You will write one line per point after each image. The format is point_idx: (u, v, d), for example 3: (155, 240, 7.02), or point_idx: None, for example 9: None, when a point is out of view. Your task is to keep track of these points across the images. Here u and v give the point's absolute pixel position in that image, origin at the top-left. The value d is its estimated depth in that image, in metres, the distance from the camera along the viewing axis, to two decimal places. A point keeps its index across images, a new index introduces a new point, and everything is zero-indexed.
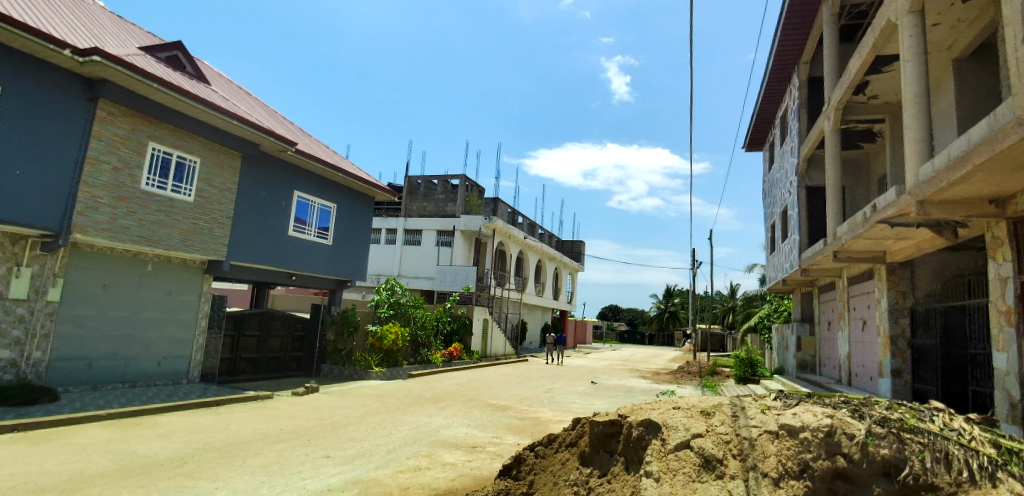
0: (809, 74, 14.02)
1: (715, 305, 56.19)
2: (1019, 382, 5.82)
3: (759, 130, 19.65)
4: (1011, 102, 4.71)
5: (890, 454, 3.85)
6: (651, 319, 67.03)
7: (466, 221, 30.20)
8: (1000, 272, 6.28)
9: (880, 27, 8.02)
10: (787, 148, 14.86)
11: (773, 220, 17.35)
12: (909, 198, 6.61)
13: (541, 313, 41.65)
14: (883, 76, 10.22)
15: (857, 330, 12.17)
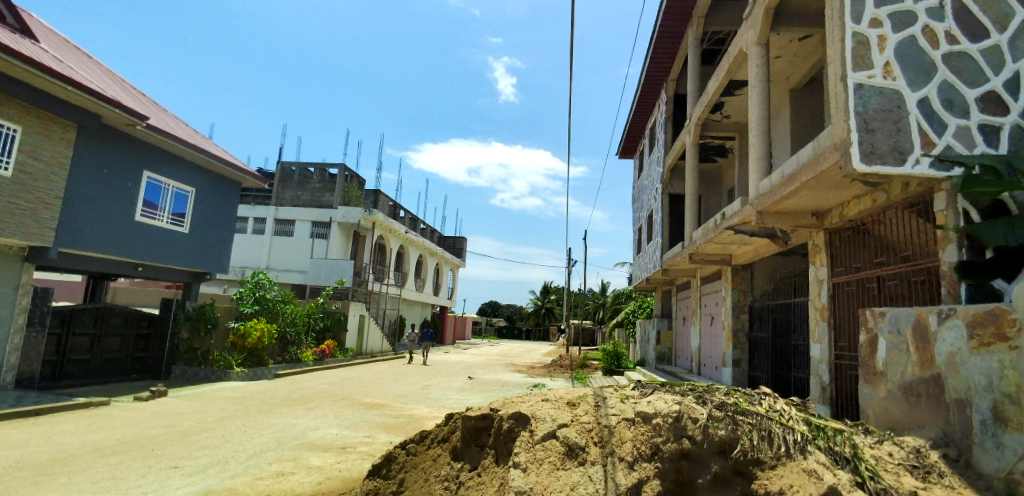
0: (675, 91, 15.35)
1: (588, 301, 59.51)
2: (828, 368, 6.83)
3: (632, 139, 21.17)
4: (830, 131, 5.52)
5: (726, 434, 4.32)
6: (528, 315, 69.21)
7: (344, 211, 29.06)
8: (818, 275, 7.33)
9: (734, 54, 8.98)
10: (655, 158, 16.14)
11: (640, 223, 18.75)
12: (751, 209, 7.50)
13: (420, 310, 41.11)
14: (736, 98, 11.51)
15: (706, 325, 13.59)
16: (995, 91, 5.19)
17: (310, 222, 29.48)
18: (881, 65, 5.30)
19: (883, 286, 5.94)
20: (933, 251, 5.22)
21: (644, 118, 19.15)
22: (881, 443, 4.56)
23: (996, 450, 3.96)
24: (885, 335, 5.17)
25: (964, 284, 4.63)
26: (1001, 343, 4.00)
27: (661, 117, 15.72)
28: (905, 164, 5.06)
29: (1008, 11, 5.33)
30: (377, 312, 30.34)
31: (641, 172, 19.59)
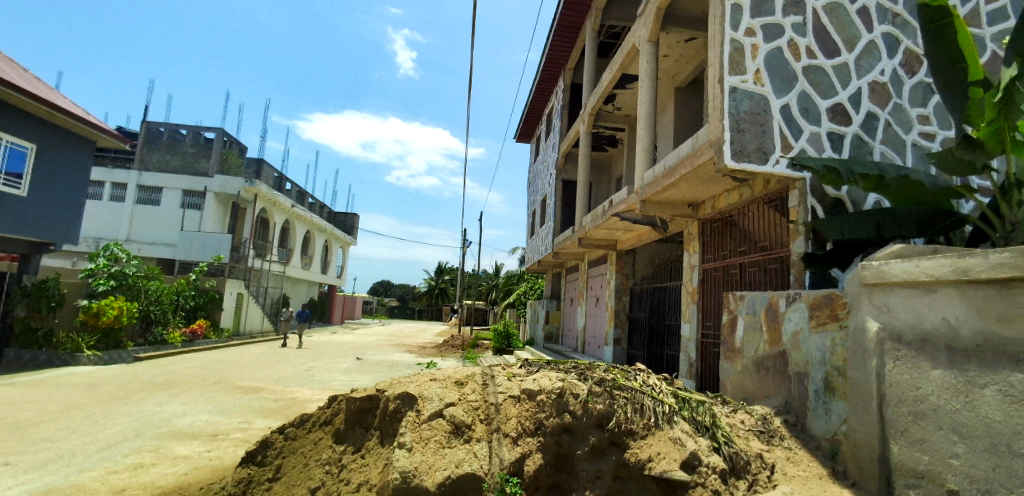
0: (572, 80, 15.83)
1: (480, 282, 60.35)
2: (695, 345, 7.54)
3: (529, 123, 21.58)
4: (707, 129, 6.00)
5: (603, 408, 4.60)
6: (422, 296, 68.59)
7: (221, 181, 26.40)
8: (691, 261, 8.00)
9: (627, 49, 9.41)
10: (550, 143, 16.59)
11: (534, 207, 19.24)
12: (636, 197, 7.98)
13: (307, 289, 39.10)
14: (627, 92, 12.12)
15: (591, 306, 14.40)
16: (841, 104, 5.94)
17: (182, 191, 26.69)
18: (752, 71, 5.83)
19: (744, 272, 6.63)
20: (785, 242, 5.89)
21: (542, 104, 19.56)
22: (735, 412, 5.11)
23: (825, 415, 4.61)
24: (744, 316, 5.78)
25: (810, 271, 5.30)
26: (833, 323, 4.62)
27: (558, 104, 16.14)
28: (767, 163, 5.64)
29: (856, 34, 6.11)
30: (257, 291, 28.43)
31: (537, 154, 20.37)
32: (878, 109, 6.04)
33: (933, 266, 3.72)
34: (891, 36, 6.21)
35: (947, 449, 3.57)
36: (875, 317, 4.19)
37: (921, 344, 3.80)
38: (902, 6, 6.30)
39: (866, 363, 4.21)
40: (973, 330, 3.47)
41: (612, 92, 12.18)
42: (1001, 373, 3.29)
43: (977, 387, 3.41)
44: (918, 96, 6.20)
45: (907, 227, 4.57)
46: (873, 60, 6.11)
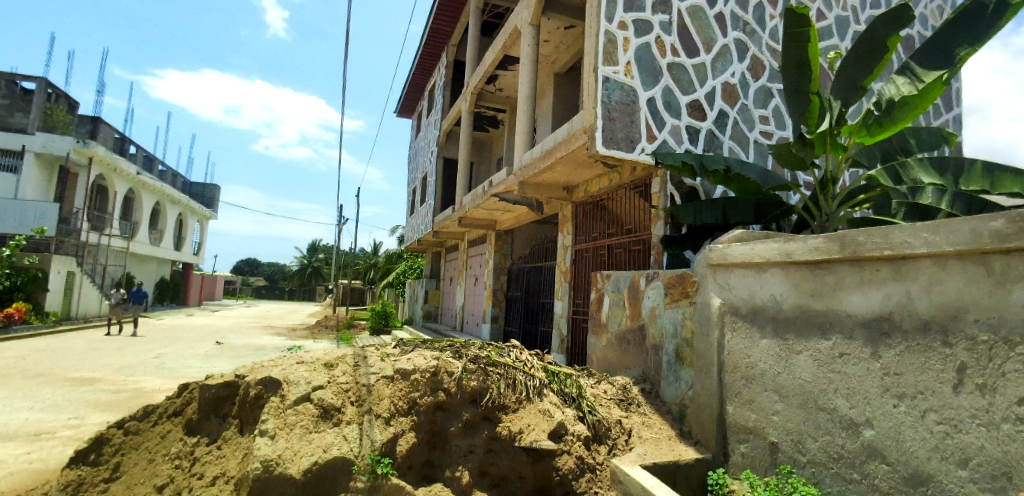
0: (455, 56, 15.65)
1: (358, 261, 58.43)
2: (566, 321, 7.96)
3: (410, 98, 21.08)
4: (582, 115, 6.24)
5: (477, 385, 4.69)
6: (294, 275, 64.72)
7: (45, 139, 22.65)
8: (564, 242, 8.38)
9: (509, 30, 9.47)
10: (432, 120, 16.33)
11: (415, 184, 18.94)
12: (514, 179, 8.15)
13: (156, 267, 35.20)
14: (508, 74, 12.24)
15: (470, 285, 14.61)
16: (697, 101, 6.51)
17: None
18: (623, 63, 6.14)
19: (612, 253, 7.08)
20: (647, 225, 6.37)
21: (424, 79, 19.15)
22: (599, 382, 5.49)
23: (675, 382, 5.10)
24: (610, 293, 6.18)
25: (667, 252, 5.77)
26: (684, 300, 5.10)
27: (440, 81, 15.89)
28: (634, 151, 6.03)
29: (712, 37, 6.70)
30: (93, 268, 24.83)
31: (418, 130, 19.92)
32: (728, 108, 6.71)
33: (765, 249, 4.22)
34: (741, 42, 6.89)
35: (770, 407, 4.12)
36: (718, 293, 4.69)
37: (752, 317, 4.34)
38: (751, 15, 7.00)
39: (708, 334, 4.71)
40: (793, 303, 4.02)
41: (494, 72, 12.21)
42: (812, 341, 3.87)
43: (794, 353, 3.98)
44: (760, 98, 6.98)
45: (747, 213, 5.23)
46: (726, 63, 6.74)
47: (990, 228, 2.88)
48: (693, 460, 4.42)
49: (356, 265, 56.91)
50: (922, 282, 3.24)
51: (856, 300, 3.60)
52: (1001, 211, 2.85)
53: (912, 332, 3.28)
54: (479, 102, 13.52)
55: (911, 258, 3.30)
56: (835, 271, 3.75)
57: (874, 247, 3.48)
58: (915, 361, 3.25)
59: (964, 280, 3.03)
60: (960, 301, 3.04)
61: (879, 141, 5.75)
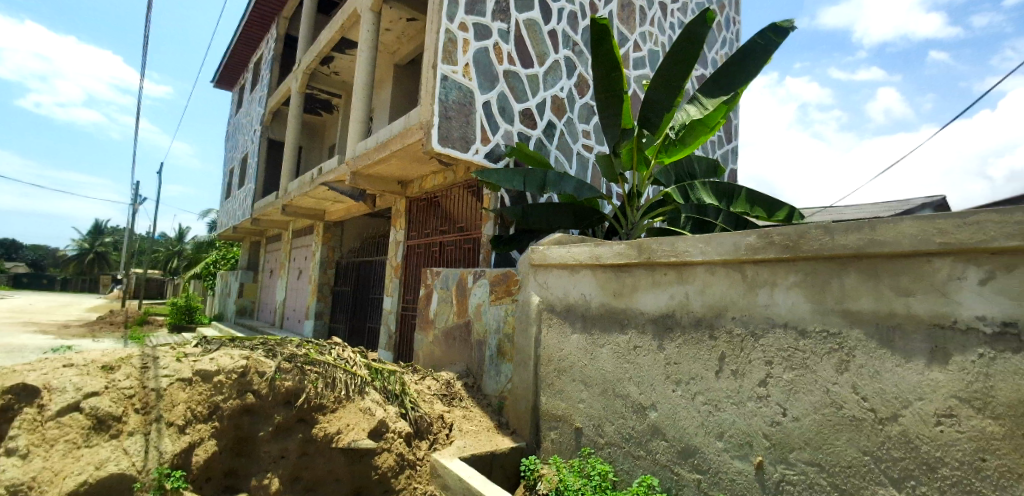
0: (287, 31, 14.47)
1: (160, 247, 50.83)
2: (395, 316, 7.85)
3: (231, 69, 18.97)
4: (419, 110, 6.20)
5: (292, 385, 4.38)
6: (73, 262, 54.04)
7: None
8: (396, 237, 8.29)
9: (349, 12, 9.05)
10: (259, 96, 14.91)
11: (232, 165, 17.12)
12: (346, 168, 7.82)
13: None
14: (345, 58, 11.69)
15: (293, 279, 13.72)
16: (529, 110, 6.90)
17: None
18: (461, 64, 6.23)
19: (444, 250, 7.17)
20: (478, 224, 6.57)
21: (248, 50, 17.39)
22: (424, 378, 5.50)
23: (495, 376, 5.34)
24: (438, 290, 6.23)
25: (495, 251, 6.07)
26: (507, 297, 5.36)
27: (268, 55, 14.59)
28: (467, 152, 6.17)
29: (545, 52, 7.14)
30: None
31: (240, 105, 17.94)
32: (556, 120, 7.23)
33: (578, 252, 4.60)
34: (570, 60, 7.46)
35: (577, 396, 4.52)
36: (537, 292, 5.01)
37: (565, 313, 4.71)
38: (580, 37, 7.61)
39: (527, 330, 5.01)
40: (599, 302, 4.45)
41: (330, 54, 11.54)
42: (613, 335, 4.32)
43: (598, 346, 4.41)
44: (584, 114, 7.64)
45: (567, 219, 5.71)
46: (556, 77, 7.25)
47: (746, 242, 3.52)
48: (508, 450, 4.66)
49: (158, 252, 49.41)
50: (697, 285, 3.82)
51: (648, 299, 4.11)
52: (753, 229, 3.50)
53: (688, 327, 3.85)
54: (311, 83, 12.66)
55: (691, 265, 3.86)
56: (633, 274, 4.22)
57: (663, 254, 4.00)
58: (690, 351, 3.81)
59: (727, 284, 3.65)
60: (723, 302, 3.65)
61: (673, 162, 6.61)
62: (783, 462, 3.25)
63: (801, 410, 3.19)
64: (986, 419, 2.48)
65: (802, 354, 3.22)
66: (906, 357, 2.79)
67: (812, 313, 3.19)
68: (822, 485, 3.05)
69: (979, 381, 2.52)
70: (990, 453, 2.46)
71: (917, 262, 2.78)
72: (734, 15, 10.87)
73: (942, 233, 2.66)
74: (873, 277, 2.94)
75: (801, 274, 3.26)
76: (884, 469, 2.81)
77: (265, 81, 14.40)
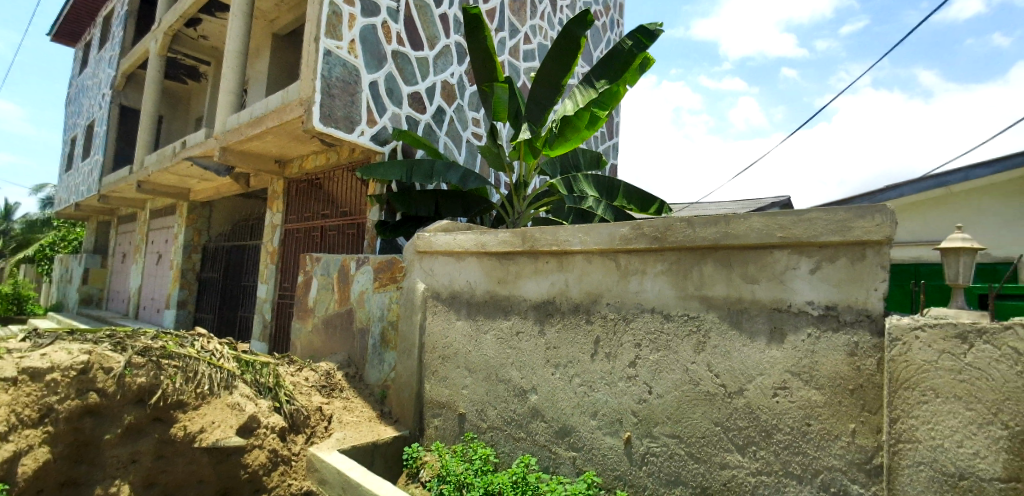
0: None
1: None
2: (271, 306, 7.43)
3: (73, 22, 16.53)
4: (299, 85, 5.83)
5: (146, 381, 3.92)
6: None
7: None
8: (272, 220, 7.82)
9: None
10: (109, 56, 13.17)
11: (75, 134, 15.02)
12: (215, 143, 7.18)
13: None
14: (215, 21, 10.64)
15: (150, 264, 12.41)
16: (418, 93, 6.77)
17: None
18: (347, 40, 5.93)
19: (325, 235, 6.89)
20: (362, 209, 6.38)
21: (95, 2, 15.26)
22: (300, 370, 5.22)
23: (378, 364, 5.22)
24: (318, 277, 5.94)
25: (381, 237, 5.89)
26: (391, 285, 5.24)
27: (120, 10, 12.93)
28: (352, 132, 5.92)
29: (436, 35, 7.03)
30: None
31: (85, 65, 15.67)
32: (446, 105, 7.18)
33: (463, 239, 4.59)
34: (461, 46, 7.43)
35: (460, 382, 4.55)
36: (422, 278, 4.95)
37: (450, 300, 4.71)
38: None
39: (412, 317, 4.95)
40: (483, 289, 4.49)
41: (197, 15, 10.42)
42: (496, 321, 4.39)
43: (482, 332, 4.46)
44: (473, 102, 7.66)
45: (456, 208, 5.84)
46: (447, 63, 7.18)
47: (620, 233, 3.72)
48: (390, 439, 4.60)
49: None
50: (576, 273, 3.98)
51: (531, 287, 4.22)
52: (627, 221, 3.70)
53: (567, 313, 4.01)
54: (174, 46, 11.35)
55: (570, 253, 4.01)
56: (517, 262, 4.31)
57: (545, 243, 4.11)
58: (567, 336, 3.98)
59: (602, 272, 3.85)
60: (598, 288, 3.84)
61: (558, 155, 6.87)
62: (647, 436, 3.51)
63: (664, 387, 3.46)
64: (812, 389, 2.86)
65: (666, 337, 3.48)
66: (751, 337, 3.12)
67: (675, 299, 3.46)
68: (680, 455, 3.34)
69: (807, 357, 2.89)
70: (814, 419, 2.83)
71: (762, 254, 3.11)
72: (618, 17, 11.46)
73: (782, 228, 3.00)
74: (726, 266, 3.25)
75: (667, 263, 3.52)
76: (731, 437, 3.13)
77: (119, 40, 12.69)
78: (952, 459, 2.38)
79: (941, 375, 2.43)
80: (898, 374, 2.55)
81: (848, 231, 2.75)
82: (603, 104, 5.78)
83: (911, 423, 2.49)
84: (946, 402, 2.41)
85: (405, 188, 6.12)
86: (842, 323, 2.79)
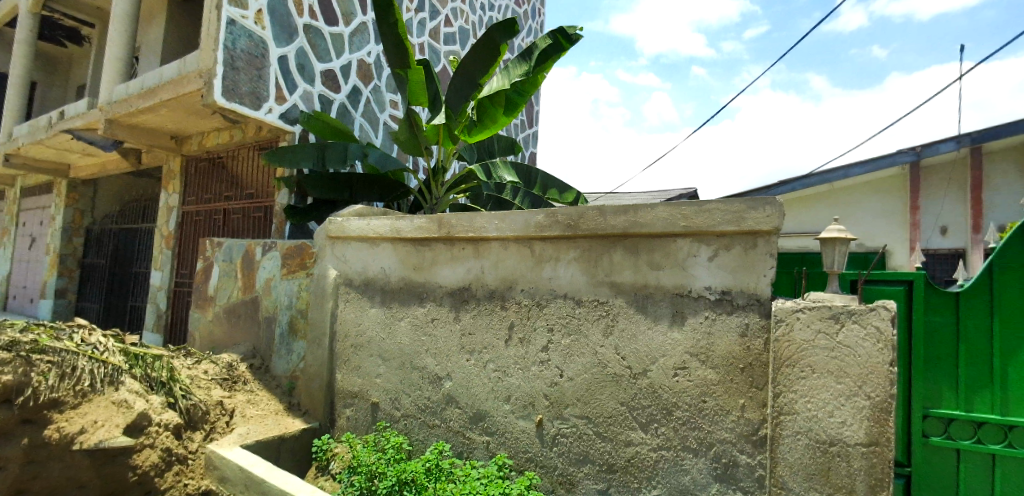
0: None
1: None
2: (166, 295, 7.00)
3: None
4: (197, 55, 5.42)
5: (12, 380, 3.45)
6: None
7: None
8: (168, 201, 7.33)
9: None
10: None
11: None
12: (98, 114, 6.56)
13: None
14: None
15: (22, 248, 11.14)
16: (332, 71, 6.52)
17: None
18: (253, 10, 5.55)
19: (228, 218, 6.54)
20: (270, 192, 6.10)
21: None
22: (199, 363, 4.87)
23: (286, 355, 5.00)
24: (219, 263, 5.58)
25: (290, 222, 5.67)
26: (300, 271, 5.02)
27: None
28: (259, 110, 5.60)
29: (351, 11, 6.76)
30: None
31: None
32: (361, 85, 7.00)
33: (378, 224, 4.47)
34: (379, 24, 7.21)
35: (374, 371, 4.44)
36: (335, 265, 4.77)
37: (364, 287, 4.57)
38: None
39: (322, 305, 4.77)
40: (398, 276, 4.41)
41: None
42: (411, 308, 4.32)
43: (396, 320, 4.38)
44: (390, 83, 7.52)
45: (371, 193, 5.73)
46: (362, 41, 6.97)
47: (535, 221, 3.76)
48: (299, 432, 4.43)
49: None
50: (491, 259, 3.99)
51: (446, 273, 4.18)
52: (541, 208, 3.74)
53: (481, 299, 4.01)
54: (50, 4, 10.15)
55: (486, 240, 4.00)
56: (432, 248, 4.26)
57: (462, 229, 4.08)
58: (482, 321, 3.99)
59: (517, 258, 3.88)
60: (514, 274, 3.88)
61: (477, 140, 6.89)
62: (559, 418, 3.60)
63: (575, 370, 3.56)
64: (708, 369, 3.04)
65: (577, 321, 3.58)
66: (655, 320, 3.27)
67: (587, 285, 3.56)
68: (589, 434, 3.46)
69: (704, 338, 3.07)
70: (710, 396, 3.02)
71: (666, 241, 3.25)
72: (540, 7, 11.57)
73: (685, 218, 3.14)
74: (634, 253, 3.37)
75: (579, 250, 3.60)
76: (635, 415, 3.29)
77: None
78: (824, 427, 2.63)
79: (817, 353, 2.67)
80: (781, 353, 2.77)
81: (743, 221, 2.93)
82: (522, 92, 5.79)
83: (791, 396, 2.72)
84: (820, 377, 2.65)
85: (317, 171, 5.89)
86: (735, 307, 2.99)
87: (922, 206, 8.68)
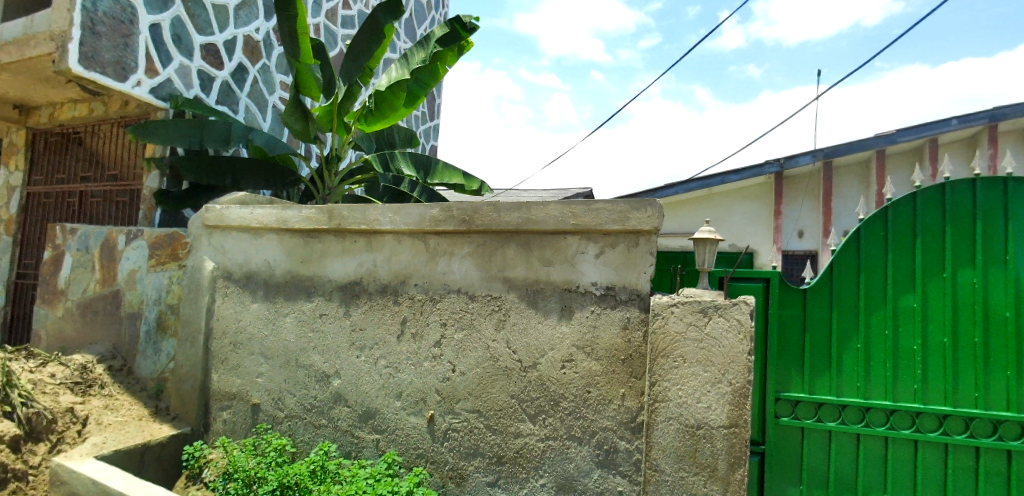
0: None
1: None
2: (4, 288, 6.12)
3: None
4: (46, 14, 4.75)
5: None
6: None
7: None
8: (8, 180, 6.40)
9: None
10: None
11: None
12: None
13: None
14: None
15: None
16: (215, 45, 6.06)
17: None
18: None
19: (86, 202, 5.83)
20: (138, 174, 5.56)
21: None
22: (43, 365, 4.34)
23: (152, 355, 4.57)
24: (72, 253, 4.97)
25: (161, 208, 5.29)
26: (171, 263, 4.60)
27: None
28: (125, 82, 5.03)
29: None
30: None
31: None
32: (248, 64, 6.59)
33: (262, 214, 4.20)
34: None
35: (255, 370, 4.18)
36: (212, 257, 4.42)
37: (245, 281, 4.28)
38: None
39: (197, 300, 4.40)
40: (284, 269, 4.17)
41: None
42: (298, 303, 4.11)
43: (281, 315, 4.15)
44: (281, 64, 7.15)
45: (257, 180, 5.42)
46: (250, 16, 6.53)
47: (430, 215, 3.70)
48: (166, 438, 4.05)
49: None
50: (384, 253, 3.89)
51: (336, 267, 4.02)
52: (436, 202, 3.70)
53: (374, 294, 3.90)
54: None
55: (379, 233, 3.90)
56: (322, 240, 4.07)
57: (353, 221, 3.94)
58: (374, 316, 3.89)
59: (410, 252, 3.81)
60: (407, 269, 3.81)
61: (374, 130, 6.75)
62: (449, 413, 3.61)
63: (467, 365, 3.58)
64: (592, 361, 3.18)
65: (471, 315, 3.59)
66: (544, 314, 3.36)
67: (480, 280, 3.58)
68: (479, 428, 3.50)
69: (589, 331, 3.21)
70: (593, 386, 3.17)
71: (556, 238, 3.35)
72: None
73: (574, 216, 3.26)
74: (526, 249, 3.44)
75: (472, 245, 3.62)
76: (523, 407, 3.37)
77: None
78: (692, 412, 2.86)
79: (688, 344, 2.90)
80: (657, 344, 2.96)
81: (627, 221, 3.10)
82: (422, 84, 5.72)
83: (665, 385, 2.93)
84: (690, 365, 2.88)
85: (195, 153, 5.46)
86: (618, 302, 3.16)
87: (783, 211, 9.75)
